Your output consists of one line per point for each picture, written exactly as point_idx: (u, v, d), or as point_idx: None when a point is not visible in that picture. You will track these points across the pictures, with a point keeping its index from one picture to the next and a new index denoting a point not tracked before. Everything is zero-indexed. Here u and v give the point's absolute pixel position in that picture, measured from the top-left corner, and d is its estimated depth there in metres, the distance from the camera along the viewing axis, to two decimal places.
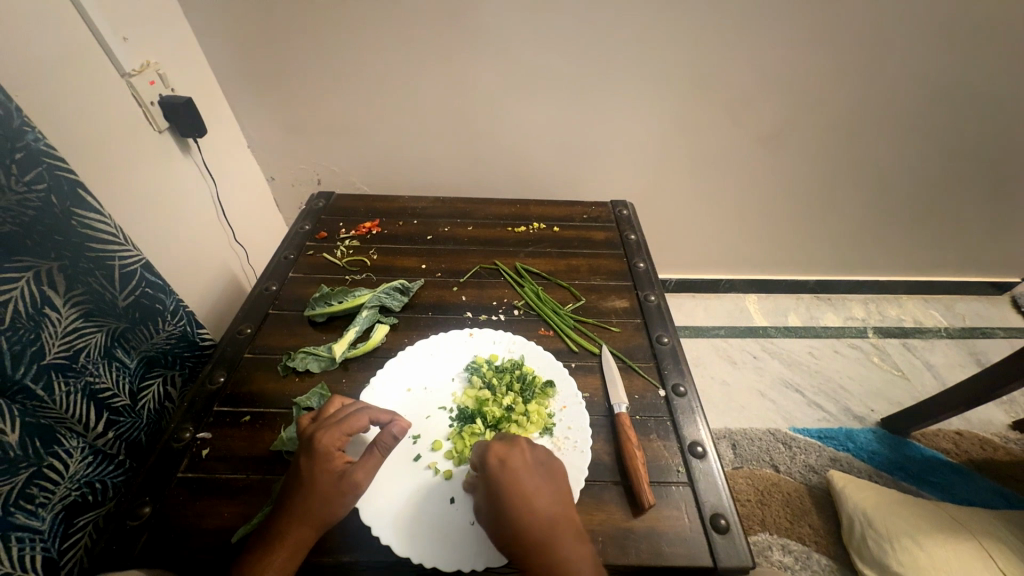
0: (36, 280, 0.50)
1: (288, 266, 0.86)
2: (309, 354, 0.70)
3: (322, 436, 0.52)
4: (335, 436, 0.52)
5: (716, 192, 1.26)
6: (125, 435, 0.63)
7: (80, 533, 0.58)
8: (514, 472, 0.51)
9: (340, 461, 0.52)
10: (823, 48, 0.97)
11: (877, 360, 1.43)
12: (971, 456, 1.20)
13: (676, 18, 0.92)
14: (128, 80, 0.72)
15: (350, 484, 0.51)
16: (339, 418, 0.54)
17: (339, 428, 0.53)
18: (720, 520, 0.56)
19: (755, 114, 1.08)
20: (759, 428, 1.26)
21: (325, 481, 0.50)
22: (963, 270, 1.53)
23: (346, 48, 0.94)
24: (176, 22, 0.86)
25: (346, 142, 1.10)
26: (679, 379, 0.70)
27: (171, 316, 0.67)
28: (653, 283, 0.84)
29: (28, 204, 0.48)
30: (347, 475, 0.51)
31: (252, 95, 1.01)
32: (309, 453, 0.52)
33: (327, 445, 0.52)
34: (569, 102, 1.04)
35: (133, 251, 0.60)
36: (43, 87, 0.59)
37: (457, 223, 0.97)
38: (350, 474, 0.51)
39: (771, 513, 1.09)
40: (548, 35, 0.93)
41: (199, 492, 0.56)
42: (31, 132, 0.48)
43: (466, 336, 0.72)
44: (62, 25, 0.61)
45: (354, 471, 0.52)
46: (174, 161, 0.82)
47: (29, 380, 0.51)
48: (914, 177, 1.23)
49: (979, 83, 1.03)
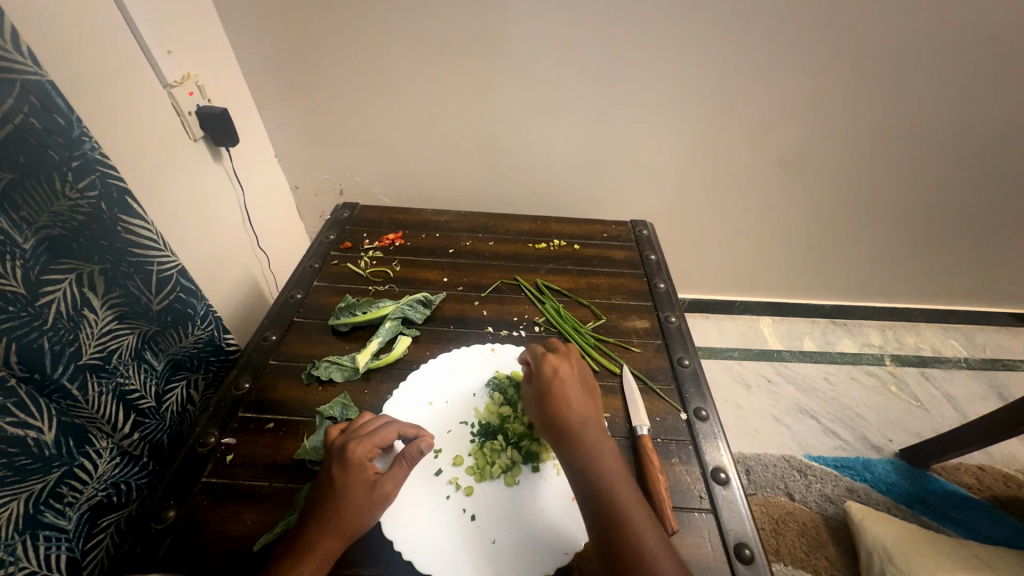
0: (78, 283, 0.52)
1: (312, 274, 0.87)
2: (333, 363, 0.70)
3: (353, 447, 0.53)
4: (365, 447, 0.53)
5: (734, 214, 1.26)
6: (149, 437, 0.64)
7: (102, 534, 0.59)
8: (558, 376, 0.59)
9: (371, 471, 0.53)
10: (844, 77, 0.99)
11: (895, 389, 1.40)
12: (995, 493, 1.17)
13: (701, 43, 0.93)
14: (168, 92, 0.75)
15: (381, 491, 0.52)
16: (369, 430, 0.55)
17: (370, 439, 0.54)
18: (744, 550, 0.55)
19: (777, 138, 1.09)
20: (773, 454, 1.24)
21: (356, 490, 0.51)
22: (985, 301, 1.51)
23: (375, 65, 0.97)
24: (216, 36, 0.89)
25: (371, 155, 1.12)
26: (701, 402, 0.69)
27: (200, 320, 0.68)
28: (673, 304, 0.84)
29: (78, 209, 0.50)
30: (376, 485, 0.52)
31: (283, 106, 1.04)
32: (341, 463, 0.52)
33: (358, 456, 0.53)
34: (592, 121, 1.05)
35: (170, 257, 0.61)
36: (97, 97, 0.62)
37: (478, 237, 0.98)
38: (380, 485, 0.52)
39: (786, 543, 1.06)
40: (574, 56, 0.95)
41: (222, 498, 0.57)
42: (89, 141, 0.50)
43: (488, 351, 0.73)
44: (113, 36, 0.64)
45: (384, 481, 0.53)
46: (207, 169, 0.85)
47: (66, 379, 0.52)
48: (936, 205, 1.23)
49: (1001, 114, 1.04)
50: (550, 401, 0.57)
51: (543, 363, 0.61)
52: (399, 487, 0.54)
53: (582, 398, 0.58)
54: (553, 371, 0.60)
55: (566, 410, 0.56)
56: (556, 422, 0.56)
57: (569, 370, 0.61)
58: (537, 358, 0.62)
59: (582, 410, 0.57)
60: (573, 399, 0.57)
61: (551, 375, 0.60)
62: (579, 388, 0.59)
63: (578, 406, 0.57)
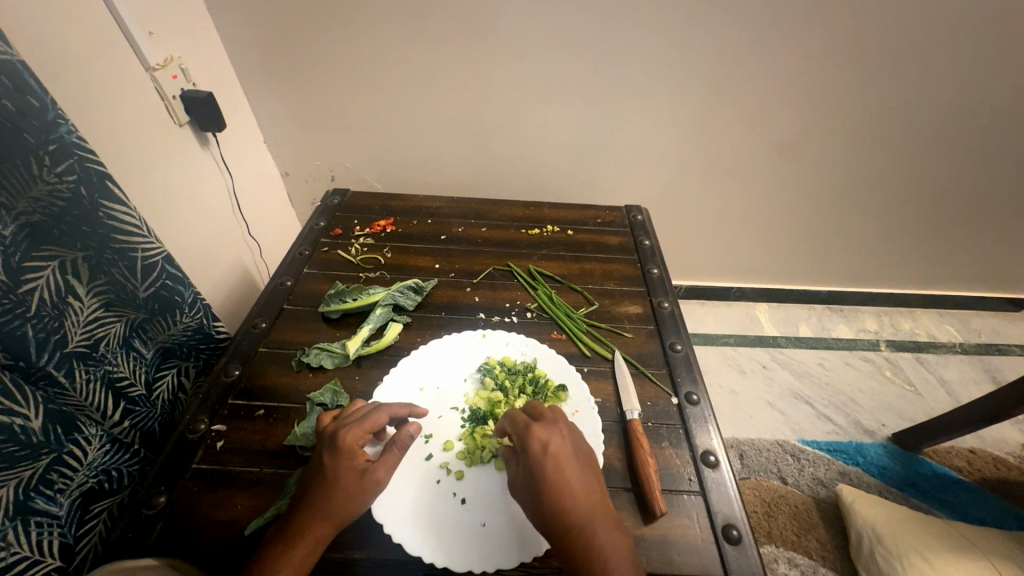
0: (61, 270, 0.51)
1: (303, 261, 0.86)
2: (323, 350, 0.70)
3: (345, 432, 0.53)
4: (357, 432, 0.54)
5: (730, 199, 1.25)
6: (140, 424, 0.64)
7: (95, 520, 0.59)
8: (553, 456, 0.51)
9: (362, 458, 0.53)
10: (841, 59, 0.97)
11: (889, 374, 1.41)
12: (985, 475, 1.18)
13: (694, 24, 0.92)
14: (151, 75, 0.73)
15: (372, 477, 0.52)
16: (360, 416, 0.56)
17: (360, 425, 0.54)
18: (732, 531, 0.55)
19: (773, 122, 1.07)
20: (767, 438, 1.25)
21: (347, 475, 0.51)
22: (980, 286, 1.51)
23: (364, 48, 0.95)
24: (199, 18, 0.87)
25: (362, 140, 1.10)
26: (692, 387, 0.69)
27: (189, 308, 0.68)
28: (667, 289, 0.84)
29: (57, 195, 0.49)
30: (368, 470, 0.52)
31: (271, 91, 1.02)
32: (332, 450, 0.52)
33: (350, 442, 0.53)
34: (585, 105, 1.04)
35: (155, 243, 0.60)
36: (75, 80, 0.60)
37: (470, 223, 0.97)
38: (371, 470, 0.52)
39: (778, 526, 1.08)
40: (567, 37, 0.93)
41: (213, 484, 0.57)
42: (64, 124, 0.49)
43: (479, 336, 0.73)
44: (90, 18, 0.62)
45: (376, 467, 0.53)
46: (193, 155, 0.83)
47: (52, 366, 0.51)
48: (933, 189, 1.22)
49: (999, 97, 1.02)
50: (551, 493, 0.49)
51: (530, 437, 0.53)
52: (390, 473, 0.54)
53: (578, 479, 0.51)
54: (543, 449, 0.52)
55: (566, 505, 0.49)
56: (560, 520, 0.48)
57: (562, 444, 0.53)
58: (522, 431, 0.54)
59: (585, 504, 0.49)
60: (575, 487, 0.50)
61: (544, 456, 0.51)
62: (577, 467, 0.52)
63: (582, 495, 0.50)
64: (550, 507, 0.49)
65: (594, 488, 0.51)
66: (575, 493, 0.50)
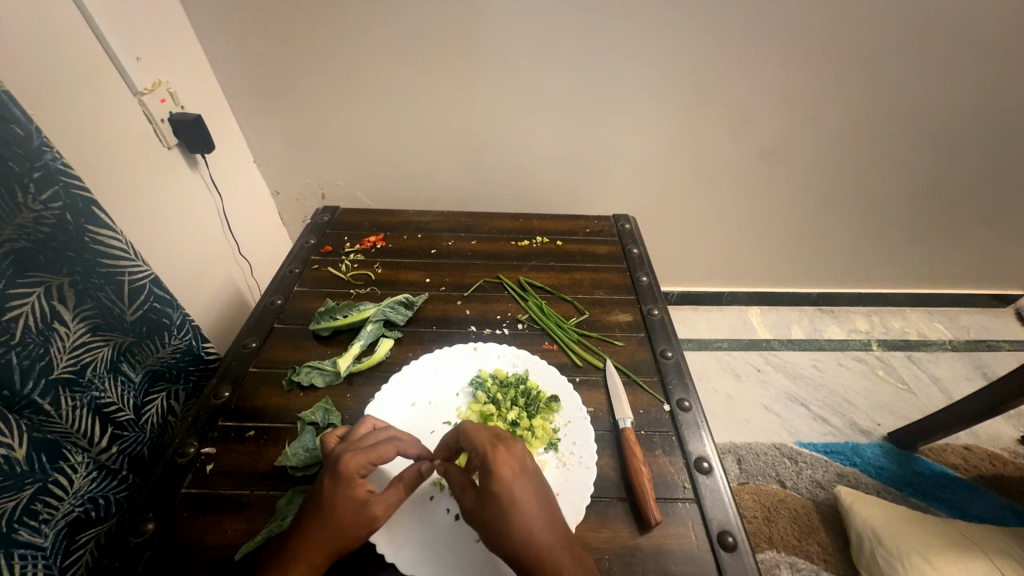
0: (46, 296, 0.51)
1: (293, 279, 0.86)
2: (314, 368, 0.70)
3: (347, 458, 0.52)
4: (359, 460, 0.52)
5: (717, 205, 1.27)
6: (128, 450, 0.63)
7: (81, 550, 0.58)
8: (517, 484, 0.49)
9: (361, 488, 0.51)
10: (818, 66, 0.99)
11: (882, 373, 1.42)
12: (981, 471, 1.19)
13: (674, 37, 0.94)
14: (139, 99, 0.74)
15: (368, 514, 0.50)
16: (367, 444, 0.54)
17: (364, 454, 0.52)
18: (727, 538, 0.55)
19: (755, 128, 1.10)
20: (764, 442, 1.25)
21: (344, 506, 0.50)
22: (967, 283, 1.53)
23: (352, 66, 0.96)
24: (186, 42, 0.88)
25: (351, 157, 1.11)
26: (684, 393, 0.69)
27: (178, 330, 0.67)
28: (656, 297, 0.85)
29: (43, 221, 0.49)
30: (366, 503, 0.50)
31: (260, 111, 1.03)
32: (334, 474, 0.51)
33: (350, 469, 0.51)
34: (571, 117, 1.05)
35: (142, 267, 0.60)
36: (63, 107, 0.61)
37: (460, 237, 0.98)
38: (369, 503, 0.50)
39: (778, 530, 1.07)
40: (550, 52, 0.95)
41: (203, 508, 0.56)
42: (50, 151, 0.49)
43: (471, 350, 0.73)
44: (79, 46, 0.63)
45: (374, 502, 0.50)
46: (182, 177, 0.84)
47: (36, 395, 0.51)
48: (915, 189, 1.24)
49: (974, 98, 1.05)
50: (509, 524, 0.47)
51: (495, 460, 0.50)
52: (389, 510, 0.51)
53: (543, 508, 0.49)
54: (509, 474, 0.50)
55: (531, 537, 0.46)
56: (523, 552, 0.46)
57: (524, 472, 0.51)
58: (486, 454, 0.51)
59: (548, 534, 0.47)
60: (537, 518, 0.48)
61: (507, 482, 0.49)
62: (539, 496, 0.50)
63: (545, 527, 0.47)
64: (511, 538, 0.47)
65: (556, 517, 0.49)
66: (539, 523, 0.47)
